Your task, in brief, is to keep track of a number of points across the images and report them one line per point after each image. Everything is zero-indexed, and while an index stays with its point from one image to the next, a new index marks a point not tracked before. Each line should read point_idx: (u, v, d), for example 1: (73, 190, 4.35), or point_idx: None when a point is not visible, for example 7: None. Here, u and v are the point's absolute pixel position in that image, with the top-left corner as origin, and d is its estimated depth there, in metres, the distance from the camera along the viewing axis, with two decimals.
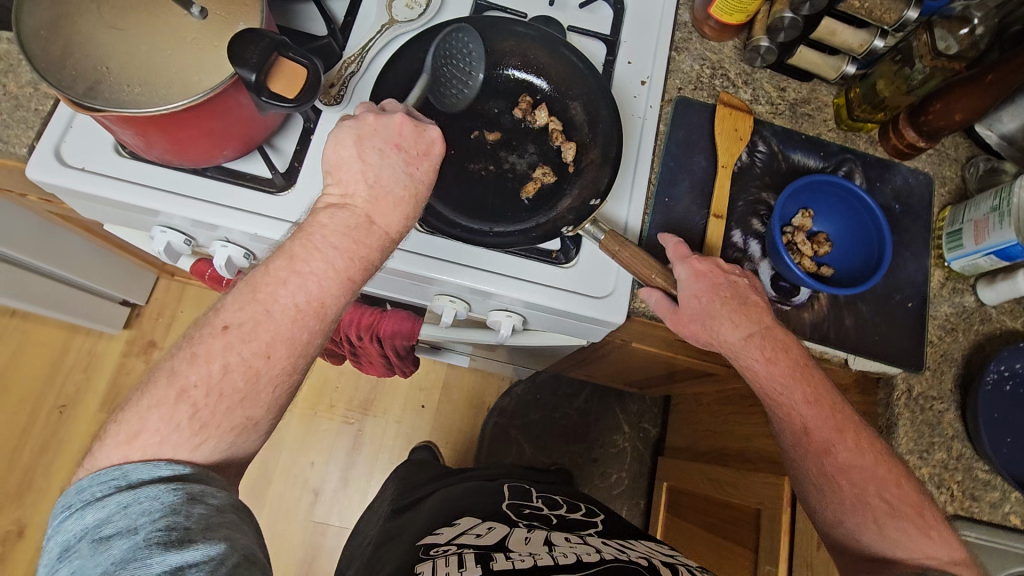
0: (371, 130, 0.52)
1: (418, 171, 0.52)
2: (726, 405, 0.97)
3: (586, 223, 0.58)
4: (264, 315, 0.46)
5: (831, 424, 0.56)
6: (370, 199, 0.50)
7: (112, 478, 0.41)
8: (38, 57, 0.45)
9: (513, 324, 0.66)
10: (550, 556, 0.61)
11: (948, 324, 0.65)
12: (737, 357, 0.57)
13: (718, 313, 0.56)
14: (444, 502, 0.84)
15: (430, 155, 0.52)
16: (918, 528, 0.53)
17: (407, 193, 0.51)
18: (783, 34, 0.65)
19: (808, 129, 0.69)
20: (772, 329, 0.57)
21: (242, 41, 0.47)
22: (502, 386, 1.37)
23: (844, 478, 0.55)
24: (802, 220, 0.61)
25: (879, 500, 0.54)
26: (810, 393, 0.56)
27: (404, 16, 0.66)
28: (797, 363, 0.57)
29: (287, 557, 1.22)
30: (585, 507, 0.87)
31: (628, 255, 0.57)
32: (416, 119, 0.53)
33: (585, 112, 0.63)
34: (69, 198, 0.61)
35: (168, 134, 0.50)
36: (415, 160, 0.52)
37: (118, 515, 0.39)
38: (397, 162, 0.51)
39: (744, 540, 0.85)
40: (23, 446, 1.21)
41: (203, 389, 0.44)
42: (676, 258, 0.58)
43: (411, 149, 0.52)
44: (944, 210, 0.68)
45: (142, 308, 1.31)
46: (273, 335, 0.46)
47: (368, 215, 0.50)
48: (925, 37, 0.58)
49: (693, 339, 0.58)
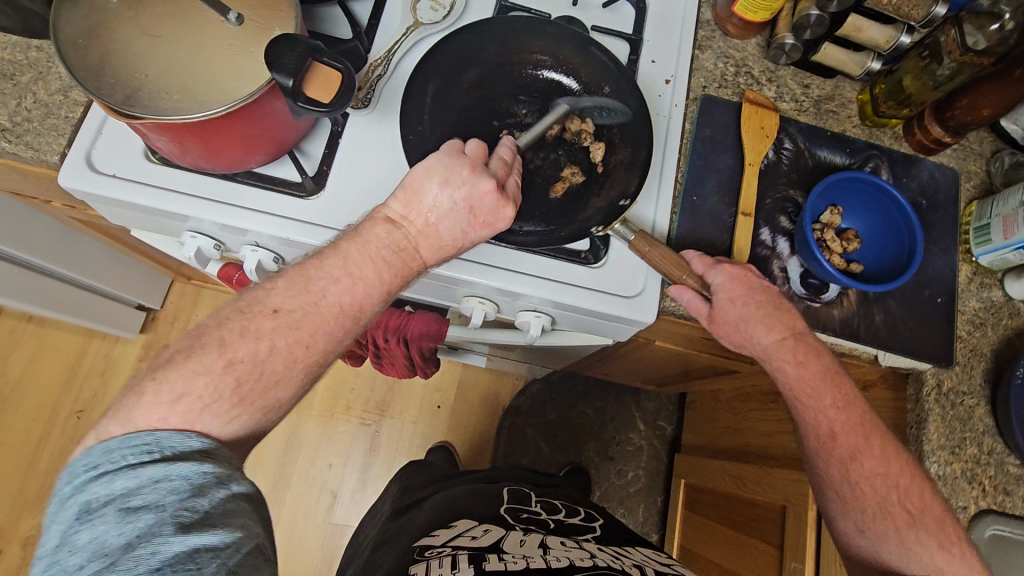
0: (456, 182, 0.51)
1: (473, 234, 0.53)
2: (745, 402, 0.97)
3: (615, 223, 0.58)
4: (313, 307, 0.48)
5: (859, 429, 0.56)
6: (423, 237, 0.52)
7: (145, 444, 0.41)
8: (77, 67, 0.45)
9: (542, 324, 0.66)
10: (543, 559, 0.63)
11: (976, 319, 0.65)
12: (769, 360, 0.58)
13: (752, 316, 0.57)
14: (441, 504, 0.84)
15: (491, 228, 0.53)
16: (938, 543, 0.53)
17: (451, 244, 0.53)
18: (810, 31, 0.65)
19: (832, 126, 0.69)
20: (804, 333, 0.58)
21: (280, 46, 0.47)
22: (518, 385, 1.37)
23: (865, 483, 0.55)
24: (831, 217, 0.62)
25: (899, 510, 0.54)
26: (839, 398, 0.57)
27: (429, 18, 0.66)
28: (829, 368, 0.57)
29: (306, 559, 1.23)
30: (584, 512, 0.88)
31: (659, 255, 0.57)
32: (504, 188, 0.53)
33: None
34: (99, 205, 0.61)
35: (204, 140, 0.50)
36: (477, 224, 0.53)
37: (145, 488, 0.40)
38: (460, 221, 0.52)
39: (769, 537, 0.85)
40: (42, 451, 1.22)
41: (250, 364, 0.46)
42: (709, 261, 0.59)
43: (480, 215, 0.52)
44: (971, 205, 0.68)
45: (158, 312, 1.31)
46: (311, 332, 0.48)
47: (414, 246, 0.52)
48: (953, 32, 0.58)
49: (727, 340, 0.58)
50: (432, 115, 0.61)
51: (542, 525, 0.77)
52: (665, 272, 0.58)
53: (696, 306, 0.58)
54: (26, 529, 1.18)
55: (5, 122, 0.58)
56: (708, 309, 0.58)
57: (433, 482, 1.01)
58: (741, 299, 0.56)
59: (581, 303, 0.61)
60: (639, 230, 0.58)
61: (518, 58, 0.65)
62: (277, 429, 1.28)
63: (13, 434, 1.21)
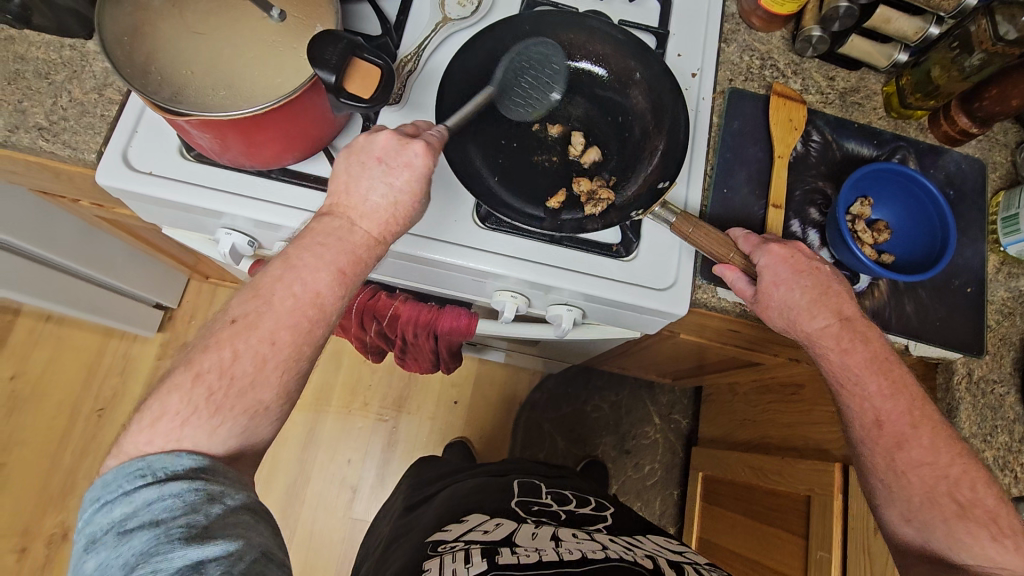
0: (359, 148, 0.50)
1: (397, 180, 0.49)
2: (764, 394, 0.98)
3: (655, 206, 0.59)
4: (264, 307, 0.46)
5: (907, 418, 0.57)
6: (352, 204, 0.50)
7: (137, 470, 0.40)
8: (123, 64, 0.46)
9: (574, 317, 0.67)
10: (555, 552, 0.63)
11: (1004, 308, 0.65)
12: (814, 345, 0.58)
13: (798, 301, 0.57)
14: (450, 501, 0.84)
15: (410, 167, 0.49)
16: (991, 535, 0.53)
17: (387, 205, 0.50)
18: (838, 23, 0.65)
19: (858, 118, 0.69)
20: (852, 319, 0.57)
21: (322, 42, 0.47)
22: (533, 380, 1.38)
23: (914, 473, 0.56)
24: (862, 208, 0.62)
25: (949, 500, 0.54)
26: (887, 385, 0.57)
27: (457, 14, 0.66)
28: (877, 354, 0.57)
29: (327, 554, 1.23)
30: (595, 502, 0.89)
31: (701, 234, 0.59)
32: (405, 134, 0.51)
33: (647, 101, 0.64)
34: (135, 202, 0.61)
35: (246, 136, 0.50)
36: (394, 168, 0.49)
37: (142, 511, 0.39)
38: (377, 175, 0.49)
39: (793, 527, 0.86)
40: (64, 450, 1.22)
41: (218, 374, 0.44)
42: (756, 242, 0.59)
43: (392, 160, 0.50)
44: (997, 195, 0.68)
45: (175, 311, 1.32)
46: (291, 338, 0.46)
47: (348, 216, 0.49)
48: (984, 23, 0.59)
49: (771, 324, 0.59)
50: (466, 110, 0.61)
51: (553, 518, 0.77)
52: (709, 251, 0.59)
53: (744, 287, 0.59)
54: (49, 527, 1.18)
55: (42, 121, 0.59)
56: (755, 291, 0.59)
57: (442, 476, 1.02)
58: (788, 283, 0.57)
59: (618, 295, 0.61)
60: (681, 212, 0.59)
61: (547, 50, 0.65)
62: (296, 426, 1.29)
63: (34, 434, 1.22)
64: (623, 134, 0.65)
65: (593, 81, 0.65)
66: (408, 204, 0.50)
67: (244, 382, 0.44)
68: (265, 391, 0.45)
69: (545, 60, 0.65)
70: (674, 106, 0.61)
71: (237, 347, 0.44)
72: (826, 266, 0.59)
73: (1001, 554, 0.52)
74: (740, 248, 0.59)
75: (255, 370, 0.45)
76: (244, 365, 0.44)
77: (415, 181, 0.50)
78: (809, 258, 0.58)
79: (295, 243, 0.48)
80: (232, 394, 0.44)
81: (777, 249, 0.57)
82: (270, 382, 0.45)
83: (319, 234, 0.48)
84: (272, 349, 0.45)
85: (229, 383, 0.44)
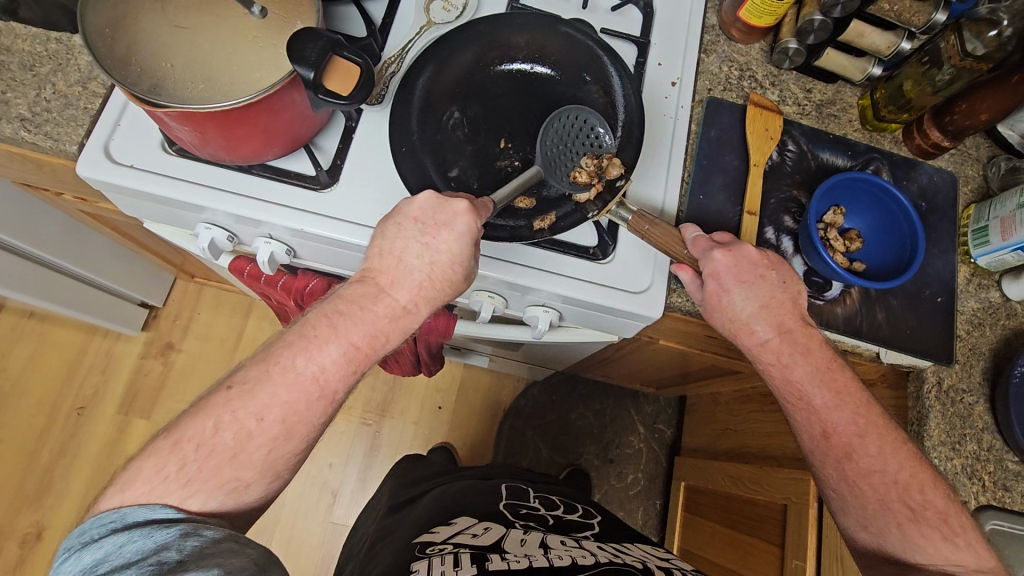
0: (399, 206, 0.54)
1: (434, 239, 0.52)
2: (745, 404, 0.98)
3: (612, 204, 0.60)
4: (266, 375, 0.48)
5: (853, 428, 0.57)
6: (385, 267, 0.52)
7: (110, 520, 0.43)
8: (103, 55, 0.47)
9: (551, 319, 0.67)
10: (545, 558, 0.62)
11: (975, 319, 0.66)
12: (755, 359, 0.59)
13: (741, 312, 0.58)
14: (435, 504, 0.83)
15: (448, 226, 0.52)
16: (942, 536, 0.54)
17: (422, 264, 0.52)
18: (813, 36, 0.66)
19: (834, 129, 0.71)
20: (794, 331, 0.58)
21: (300, 40, 0.48)
22: (518, 387, 1.37)
23: (865, 482, 0.56)
24: (835, 217, 0.63)
25: (901, 506, 0.55)
26: (832, 396, 0.57)
27: (442, 18, 0.67)
28: (818, 365, 0.58)
29: (305, 559, 1.22)
30: (582, 508, 0.88)
31: (657, 232, 0.59)
32: (445, 194, 0.54)
33: (603, 95, 0.65)
34: (116, 195, 0.61)
35: (224, 130, 0.51)
36: (431, 230, 0.52)
37: (112, 555, 0.41)
38: (414, 234, 0.52)
39: (769, 535, 0.86)
40: (41, 448, 1.21)
41: (196, 442, 0.46)
42: (704, 246, 0.59)
43: (428, 220, 0.52)
44: (969, 208, 0.70)
45: (160, 310, 1.30)
46: (272, 397, 0.48)
47: (379, 282, 0.52)
48: (953, 38, 0.60)
49: (720, 328, 0.60)
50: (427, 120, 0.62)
51: (541, 523, 0.77)
52: (665, 248, 0.60)
53: (693, 288, 0.60)
54: (24, 527, 1.16)
55: (25, 112, 0.59)
56: (702, 294, 0.60)
57: (427, 478, 1.01)
58: (732, 293, 0.58)
59: (590, 297, 0.61)
60: (635, 210, 0.60)
61: (517, 50, 0.66)
62: None
63: (13, 430, 1.21)
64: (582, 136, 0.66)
65: (546, 81, 0.67)
66: (446, 264, 0.52)
67: (223, 453, 0.46)
68: (243, 469, 0.47)
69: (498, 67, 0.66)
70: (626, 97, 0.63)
71: (220, 417, 0.47)
72: (772, 270, 0.59)
73: (955, 552, 0.54)
74: (689, 250, 0.60)
75: (230, 450, 0.46)
76: (222, 440, 0.46)
77: (453, 240, 0.52)
78: (757, 265, 0.58)
79: (316, 311, 0.52)
80: (203, 469, 0.45)
81: (721, 258, 0.57)
82: (251, 461, 0.47)
83: (342, 304, 0.51)
84: (257, 428, 0.47)
85: (205, 454, 0.46)
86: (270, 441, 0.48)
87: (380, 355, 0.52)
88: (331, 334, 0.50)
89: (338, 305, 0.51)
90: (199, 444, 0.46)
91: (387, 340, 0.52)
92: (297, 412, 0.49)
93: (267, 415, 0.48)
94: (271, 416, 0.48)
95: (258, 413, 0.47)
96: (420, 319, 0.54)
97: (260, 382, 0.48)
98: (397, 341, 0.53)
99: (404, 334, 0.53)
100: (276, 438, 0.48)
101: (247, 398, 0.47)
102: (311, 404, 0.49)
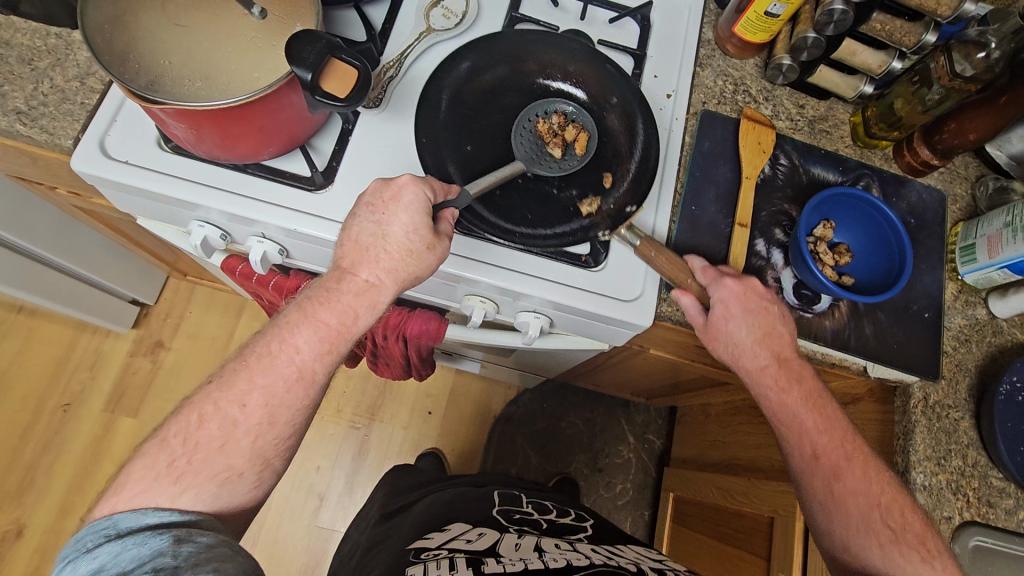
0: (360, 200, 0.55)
1: (385, 216, 0.52)
2: (735, 415, 0.98)
3: (621, 227, 0.62)
4: (240, 366, 0.49)
5: (840, 450, 0.58)
6: (344, 252, 0.52)
7: (103, 528, 0.42)
8: (103, 50, 0.47)
9: (540, 326, 0.67)
10: (540, 561, 0.62)
11: (961, 335, 0.67)
12: (753, 382, 0.60)
13: (742, 340, 0.59)
14: (428, 510, 0.83)
15: (393, 200, 0.52)
16: (920, 554, 0.54)
17: (376, 239, 0.52)
18: (805, 53, 0.68)
19: (826, 145, 0.72)
20: (789, 359, 0.59)
21: (299, 42, 0.49)
22: (510, 394, 1.37)
23: (852, 503, 0.56)
24: (824, 231, 0.63)
25: (883, 526, 0.55)
26: (821, 420, 0.59)
27: (441, 25, 0.67)
28: (811, 392, 0.59)
29: (290, 564, 1.21)
30: (575, 513, 0.88)
31: (662, 259, 0.60)
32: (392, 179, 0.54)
33: (621, 124, 0.66)
34: (109, 190, 0.61)
35: (221, 129, 0.51)
36: (381, 208, 0.52)
37: (109, 563, 0.41)
38: (365, 217, 0.52)
39: (756, 548, 0.86)
40: (24, 444, 1.19)
41: (181, 437, 0.47)
42: (714, 274, 0.60)
43: (376, 200, 0.52)
44: (957, 226, 0.71)
45: (151, 308, 1.30)
46: (249, 379, 0.49)
47: (341, 266, 0.52)
48: (942, 59, 0.62)
49: (718, 354, 0.61)
50: (428, 125, 0.62)
51: (535, 526, 0.77)
52: (669, 276, 0.61)
53: (694, 314, 0.61)
54: (3, 525, 1.15)
55: (21, 106, 0.59)
56: (704, 320, 0.60)
57: (419, 485, 1.00)
58: (736, 321, 0.58)
59: (584, 304, 0.62)
60: (645, 235, 0.61)
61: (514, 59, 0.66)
62: None
63: None
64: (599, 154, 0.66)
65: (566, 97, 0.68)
66: (400, 235, 0.51)
67: (211, 445, 0.47)
68: (234, 455, 0.48)
69: (537, 81, 0.67)
70: (647, 132, 0.65)
71: (202, 408, 0.48)
72: (775, 304, 0.60)
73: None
74: (697, 278, 0.61)
75: (217, 440, 0.47)
76: (207, 432, 0.47)
77: (403, 213, 0.52)
78: (762, 297, 0.60)
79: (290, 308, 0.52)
80: (193, 463, 0.46)
81: (730, 287, 0.59)
82: (240, 447, 0.48)
83: (310, 291, 0.52)
84: (240, 415, 0.48)
85: (193, 449, 0.46)
86: (255, 427, 0.48)
87: (353, 334, 0.52)
88: (300, 317, 0.50)
89: (306, 294, 0.52)
90: (185, 439, 0.47)
91: (356, 317, 0.51)
92: (277, 398, 0.49)
93: (249, 402, 0.48)
94: (252, 402, 0.48)
95: (239, 398, 0.48)
96: (389, 293, 0.53)
97: (236, 372, 0.49)
98: (370, 318, 0.52)
99: (376, 310, 0.52)
100: (261, 423, 0.49)
101: (226, 388, 0.48)
102: (290, 387, 0.49)
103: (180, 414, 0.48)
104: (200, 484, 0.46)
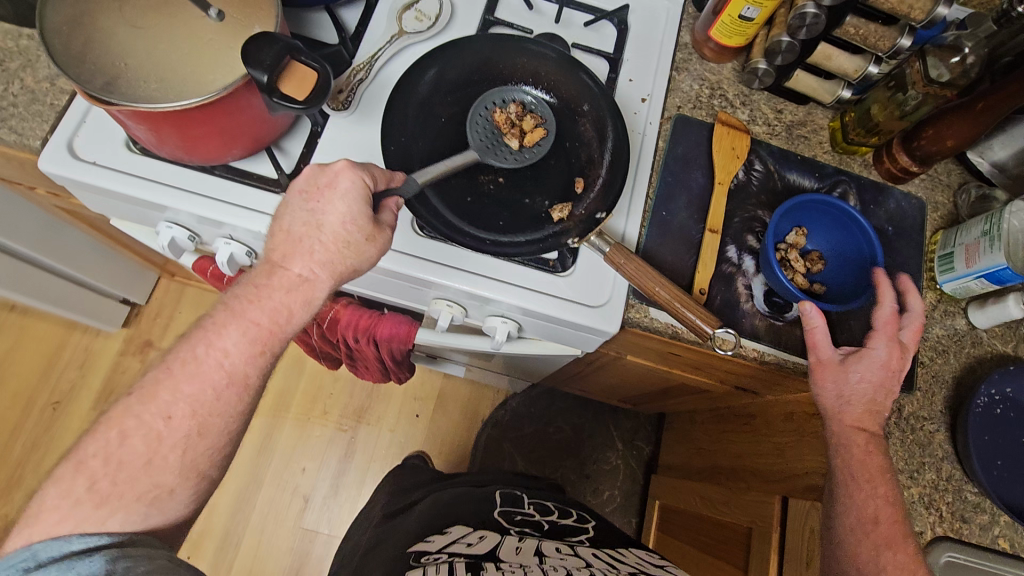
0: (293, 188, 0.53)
1: (318, 204, 0.51)
2: (720, 423, 0.96)
3: (591, 235, 0.60)
4: (163, 373, 0.49)
5: None
6: (278, 243, 0.52)
7: (20, 561, 0.42)
8: (59, 52, 0.47)
9: (508, 330, 0.67)
10: (540, 568, 0.61)
11: (939, 346, 0.65)
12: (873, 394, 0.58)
13: (883, 349, 0.58)
14: (428, 512, 0.81)
15: (325, 187, 0.51)
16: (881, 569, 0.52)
17: (309, 228, 0.51)
18: (780, 57, 0.67)
19: (803, 150, 0.71)
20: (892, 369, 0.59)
21: (257, 42, 0.49)
22: (498, 398, 1.37)
23: None
24: (796, 238, 0.63)
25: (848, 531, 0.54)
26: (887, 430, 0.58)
27: (414, 28, 0.67)
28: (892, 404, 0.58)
29: (274, 565, 1.21)
30: (577, 513, 0.87)
31: (632, 267, 0.59)
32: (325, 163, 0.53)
33: (594, 130, 0.65)
34: (77, 191, 0.62)
35: (181, 130, 0.51)
36: (315, 195, 0.51)
37: None
38: (299, 206, 0.51)
39: (734, 559, 0.84)
40: (14, 441, 1.21)
41: (101, 459, 0.46)
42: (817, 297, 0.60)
43: (310, 187, 0.52)
44: (936, 234, 0.69)
45: (141, 307, 1.31)
46: (175, 388, 0.48)
47: (272, 259, 0.51)
48: (917, 64, 0.60)
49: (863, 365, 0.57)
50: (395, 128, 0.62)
51: (536, 529, 0.76)
52: (639, 285, 0.59)
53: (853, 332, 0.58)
54: None
55: None
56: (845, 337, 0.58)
57: (422, 485, 0.99)
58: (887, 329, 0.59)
59: (550, 309, 0.61)
60: (615, 243, 0.60)
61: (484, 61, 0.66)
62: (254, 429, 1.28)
63: None
64: (570, 159, 0.65)
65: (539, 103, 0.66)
66: (336, 225, 0.51)
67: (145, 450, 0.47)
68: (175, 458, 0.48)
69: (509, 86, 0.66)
70: (618, 136, 0.63)
71: (123, 426, 0.47)
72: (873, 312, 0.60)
73: None
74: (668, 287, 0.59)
75: (143, 457, 0.47)
76: (130, 449, 0.47)
77: (337, 201, 0.51)
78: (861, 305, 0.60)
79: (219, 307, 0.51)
80: (116, 484, 0.46)
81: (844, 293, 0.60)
82: (174, 450, 0.48)
83: (241, 287, 0.51)
84: (165, 429, 0.47)
85: (116, 468, 0.46)
86: (181, 441, 0.48)
87: (288, 332, 0.51)
88: (229, 316, 0.50)
89: (235, 290, 0.51)
90: (105, 458, 0.46)
91: (291, 314, 0.51)
92: (205, 403, 0.49)
93: (175, 413, 0.48)
94: (179, 412, 0.48)
95: (163, 413, 0.48)
96: (326, 288, 0.52)
97: (159, 382, 0.49)
98: (306, 314, 0.52)
99: (312, 306, 0.52)
100: (190, 436, 0.48)
101: (147, 401, 0.48)
102: (218, 394, 0.49)
103: (97, 433, 0.47)
104: (126, 506, 0.46)
